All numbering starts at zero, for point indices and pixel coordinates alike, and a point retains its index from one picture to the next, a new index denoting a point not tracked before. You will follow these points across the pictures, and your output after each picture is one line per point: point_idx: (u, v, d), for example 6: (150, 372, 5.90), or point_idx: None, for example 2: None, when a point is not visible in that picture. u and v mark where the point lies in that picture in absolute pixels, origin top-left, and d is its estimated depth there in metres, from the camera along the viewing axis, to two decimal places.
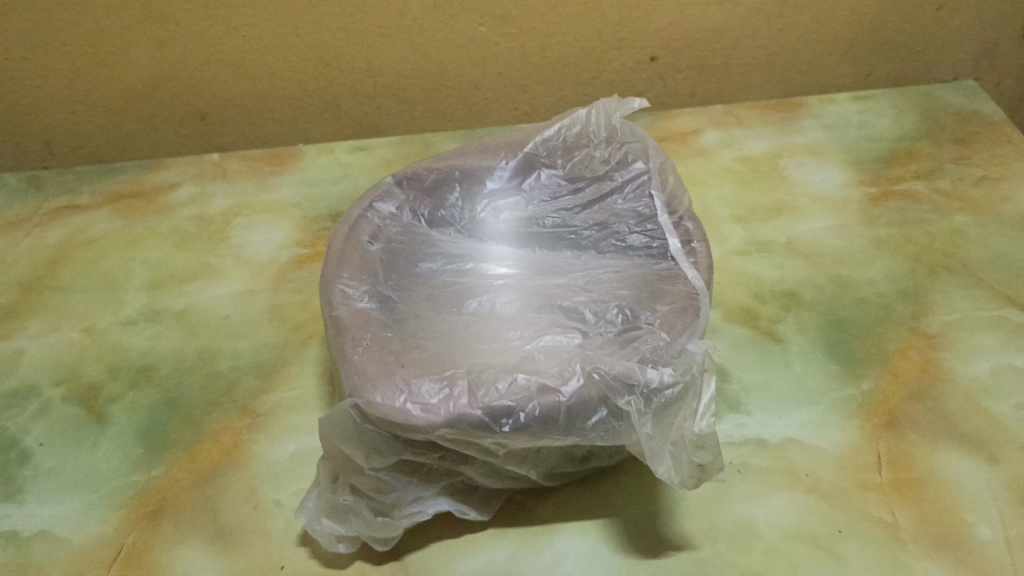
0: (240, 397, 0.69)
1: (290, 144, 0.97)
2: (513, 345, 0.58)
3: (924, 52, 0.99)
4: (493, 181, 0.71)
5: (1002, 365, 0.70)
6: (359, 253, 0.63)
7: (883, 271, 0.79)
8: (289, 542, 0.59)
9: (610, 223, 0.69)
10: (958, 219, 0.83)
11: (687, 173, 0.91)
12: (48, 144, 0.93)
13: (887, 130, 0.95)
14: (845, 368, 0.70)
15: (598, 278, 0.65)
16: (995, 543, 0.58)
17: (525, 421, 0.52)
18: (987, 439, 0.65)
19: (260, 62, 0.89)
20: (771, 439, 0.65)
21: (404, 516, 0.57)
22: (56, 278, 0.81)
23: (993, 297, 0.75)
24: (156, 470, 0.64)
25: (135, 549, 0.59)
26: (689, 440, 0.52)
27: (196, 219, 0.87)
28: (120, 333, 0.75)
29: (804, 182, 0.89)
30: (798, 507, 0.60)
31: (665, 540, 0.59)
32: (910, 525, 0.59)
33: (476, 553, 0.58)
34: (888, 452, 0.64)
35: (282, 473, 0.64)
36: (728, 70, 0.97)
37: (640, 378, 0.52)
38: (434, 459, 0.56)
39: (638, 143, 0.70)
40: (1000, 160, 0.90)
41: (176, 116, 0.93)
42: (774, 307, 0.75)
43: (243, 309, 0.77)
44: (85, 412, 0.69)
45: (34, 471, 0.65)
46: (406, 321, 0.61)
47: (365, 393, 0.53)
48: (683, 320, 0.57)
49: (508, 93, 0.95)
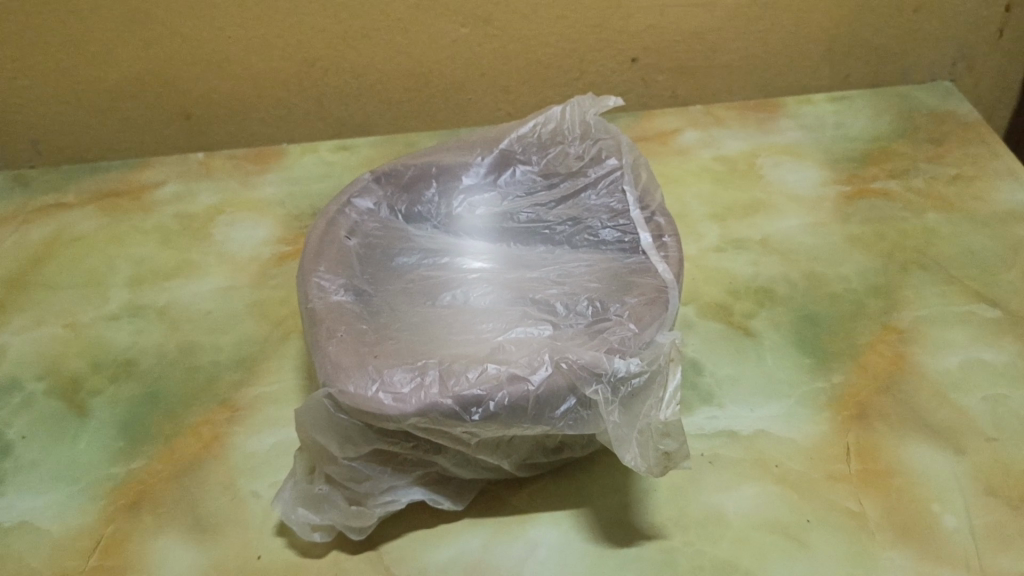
0: (220, 390, 0.70)
1: (275, 144, 0.98)
2: (484, 336, 0.59)
3: (901, 55, 1.00)
4: (468, 176, 0.73)
5: (970, 360, 0.71)
6: (336, 247, 0.65)
7: (855, 267, 0.80)
8: (266, 533, 0.60)
9: (583, 218, 0.70)
10: (931, 217, 0.84)
11: (665, 172, 0.92)
12: (34, 143, 0.94)
13: (863, 130, 0.96)
14: (816, 362, 0.71)
15: (570, 271, 0.66)
16: (960, 532, 0.59)
17: (494, 410, 0.53)
18: (954, 431, 0.66)
19: (245, 63, 0.90)
20: (742, 431, 0.66)
21: (377, 505, 0.58)
22: (40, 275, 0.82)
23: (964, 293, 0.77)
24: (137, 462, 0.65)
25: (114, 540, 0.60)
26: (655, 428, 0.53)
27: (180, 217, 0.88)
28: (103, 328, 0.76)
29: (780, 181, 0.90)
30: (767, 496, 0.61)
31: (636, 530, 0.60)
32: (877, 515, 0.60)
33: (450, 543, 0.59)
34: (857, 444, 0.65)
35: (261, 465, 0.65)
36: (708, 72, 0.98)
37: (607, 367, 0.54)
38: (407, 449, 0.57)
39: (612, 140, 0.72)
40: (973, 159, 0.91)
41: (162, 116, 0.94)
42: (747, 303, 0.77)
43: (225, 305, 0.78)
44: (68, 405, 0.70)
45: (16, 463, 0.66)
46: (380, 313, 0.62)
47: (338, 382, 0.54)
48: (651, 312, 0.58)
49: (491, 94, 0.96)
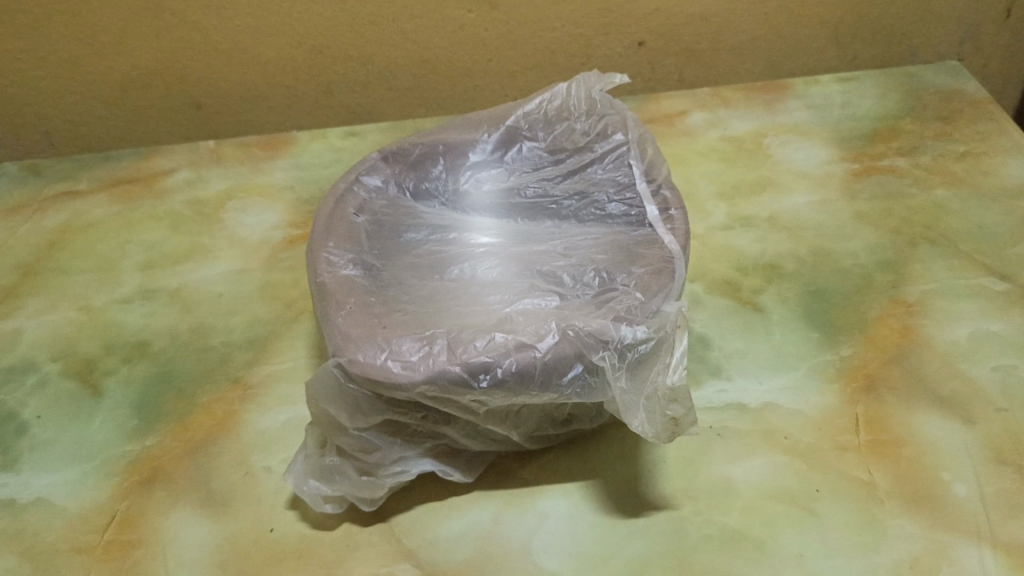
0: (232, 369, 0.71)
1: (284, 131, 0.98)
2: (492, 307, 0.60)
3: (908, 34, 1.00)
4: (475, 153, 0.73)
5: (979, 331, 0.71)
6: (345, 224, 0.65)
7: (864, 243, 0.80)
8: (279, 506, 0.61)
9: (589, 192, 0.71)
10: (939, 193, 0.84)
11: (672, 153, 0.92)
12: (47, 135, 0.95)
13: (871, 109, 0.96)
14: (825, 335, 0.71)
15: (577, 244, 0.66)
16: (971, 500, 0.59)
17: (502, 377, 0.53)
18: (963, 401, 0.66)
19: (254, 51, 0.91)
20: (750, 403, 0.66)
21: (387, 476, 0.59)
22: (54, 260, 0.83)
23: (973, 266, 0.77)
24: (150, 439, 0.66)
25: (129, 514, 0.61)
26: (663, 393, 0.53)
27: (191, 203, 0.88)
28: (117, 311, 0.77)
29: (788, 159, 0.90)
30: (776, 466, 0.62)
31: (645, 500, 0.60)
32: (887, 483, 0.60)
33: (460, 515, 0.60)
34: (866, 414, 0.65)
35: (272, 441, 0.65)
36: (715, 55, 0.98)
37: (614, 334, 0.54)
38: (417, 419, 0.57)
39: (617, 115, 0.73)
40: (981, 136, 0.91)
41: (173, 105, 0.94)
42: (756, 279, 0.77)
43: (236, 287, 0.78)
44: (82, 386, 0.71)
45: (31, 442, 0.67)
46: (388, 287, 0.62)
47: (347, 352, 0.55)
48: (658, 281, 0.58)
49: (498, 79, 0.96)
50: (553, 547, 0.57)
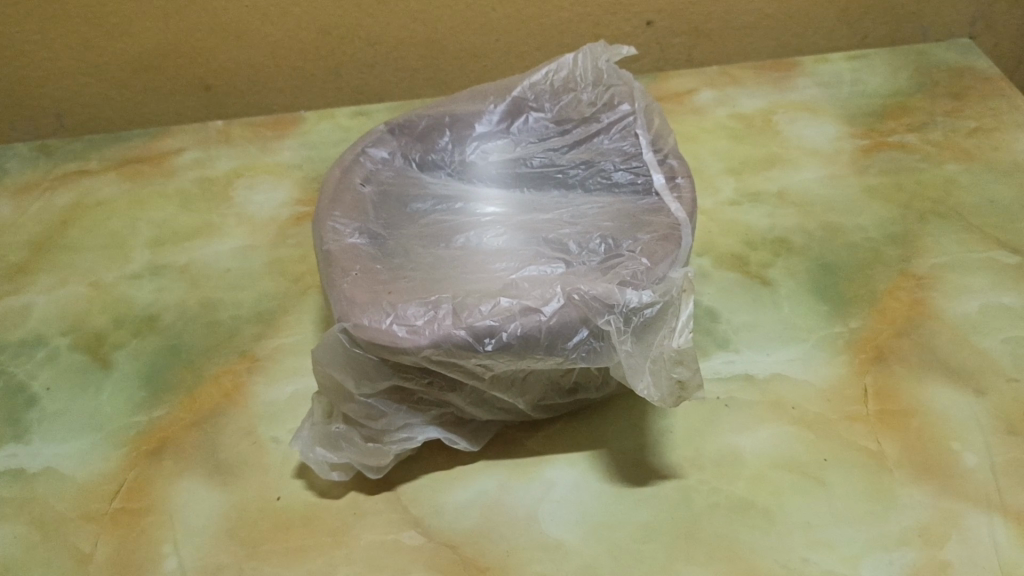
0: (241, 342, 0.71)
1: (292, 111, 0.98)
2: (498, 274, 0.60)
3: (918, 13, 1.00)
4: (481, 124, 0.74)
5: (990, 304, 0.70)
6: (351, 194, 0.66)
7: (873, 217, 0.79)
8: (285, 475, 0.61)
9: (596, 161, 0.71)
10: (949, 168, 0.84)
11: (681, 131, 0.92)
12: (58, 116, 0.95)
13: (881, 87, 0.96)
14: (833, 308, 0.71)
15: (583, 212, 0.66)
16: (981, 469, 0.59)
17: (507, 341, 0.54)
18: (974, 371, 0.65)
19: (261, 32, 0.91)
20: (758, 374, 0.66)
21: (393, 443, 0.58)
22: (64, 238, 0.83)
23: (983, 240, 0.76)
24: (159, 410, 0.66)
25: (137, 483, 0.61)
26: (669, 356, 0.53)
27: (200, 182, 0.89)
28: (126, 287, 0.77)
29: (797, 136, 0.90)
30: (785, 437, 0.61)
31: (651, 470, 0.60)
32: (895, 453, 0.60)
33: (466, 484, 0.60)
34: (874, 385, 0.65)
35: (279, 412, 0.65)
36: (724, 34, 0.98)
37: (619, 298, 0.54)
38: (422, 385, 0.57)
39: (623, 86, 0.73)
40: (992, 112, 0.91)
41: (182, 86, 0.95)
42: (764, 253, 0.76)
43: (244, 262, 0.79)
44: (91, 359, 0.71)
45: (41, 414, 0.67)
46: (394, 255, 0.62)
47: (353, 317, 0.55)
48: (664, 248, 0.59)
49: (507, 59, 0.96)
50: (558, 515, 0.57)
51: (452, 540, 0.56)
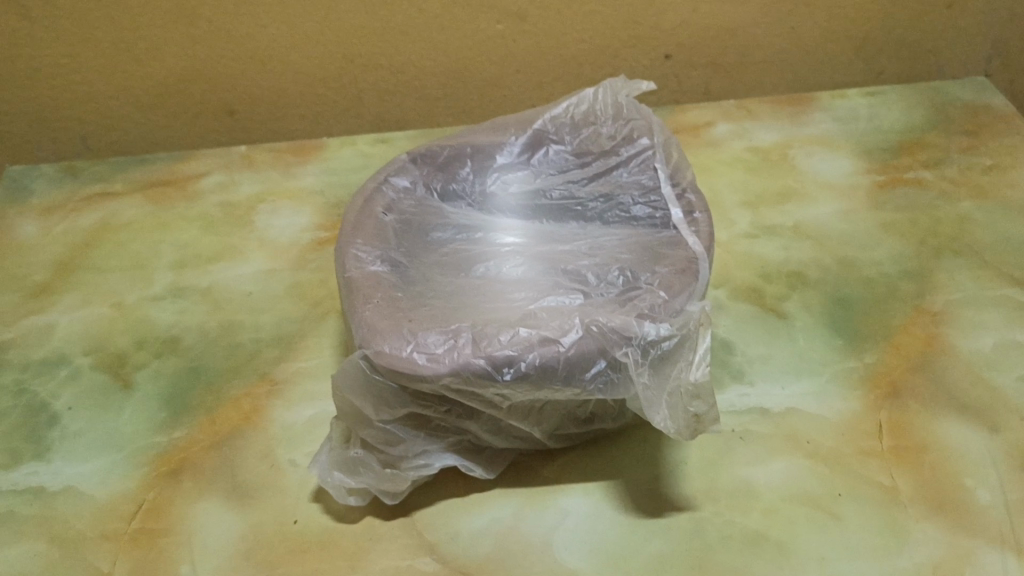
0: (260, 365, 0.72)
1: (314, 137, 1.00)
2: (517, 304, 0.61)
3: (935, 51, 1.01)
4: (503, 155, 0.74)
5: (1004, 341, 0.71)
6: (373, 221, 0.67)
7: (888, 253, 0.80)
8: (302, 498, 0.61)
9: (614, 194, 0.72)
10: (965, 205, 0.85)
11: (697, 163, 0.93)
12: (83, 138, 0.97)
13: (896, 123, 0.97)
14: (848, 342, 0.71)
15: (601, 244, 0.68)
16: (994, 507, 0.59)
17: (525, 370, 0.54)
18: (988, 408, 0.66)
19: (285, 61, 0.92)
20: (772, 408, 0.66)
21: (410, 469, 0.59)
22: (87, 258, 0.84)
23: (998, 277, 0.77)
24: (179, 431, 0.67)
25: (157, 503, 0.62)
26: (685, 390, 0.54)
27: (223, 205, 0.90)
28: (148, 308, 0.79)
29: (813, 170, 0.90)
30: (798, 470, 0.62)
31: (665, 501, 0.60)
32: (909, 488, 0.60)
33: (481, 511, 0.60)
34: (889, 420, 0.65)
35: (298, 435, 0.66)
36: (742, 68, 0.99)
37: (637, 330, 0.55)
38: (441, 412, 0.58)
39: (642, 120, 0.73)
40: (1008, 150, 0.91)
41: (207, 112, 0.96)
42: (779, 286, 0.77)
43: (265, 286, 0.80)
44: (113, 379, 0.72)
45: (62, 433, 0.68)
46: (415, 283, 0.64)
47: (374, 344, 0.56)
48: (681, 281, 0.59)
49: (526, 89, 0.97)
50: (572, 544, 0.58)
51: (466, 567, 0.57)
